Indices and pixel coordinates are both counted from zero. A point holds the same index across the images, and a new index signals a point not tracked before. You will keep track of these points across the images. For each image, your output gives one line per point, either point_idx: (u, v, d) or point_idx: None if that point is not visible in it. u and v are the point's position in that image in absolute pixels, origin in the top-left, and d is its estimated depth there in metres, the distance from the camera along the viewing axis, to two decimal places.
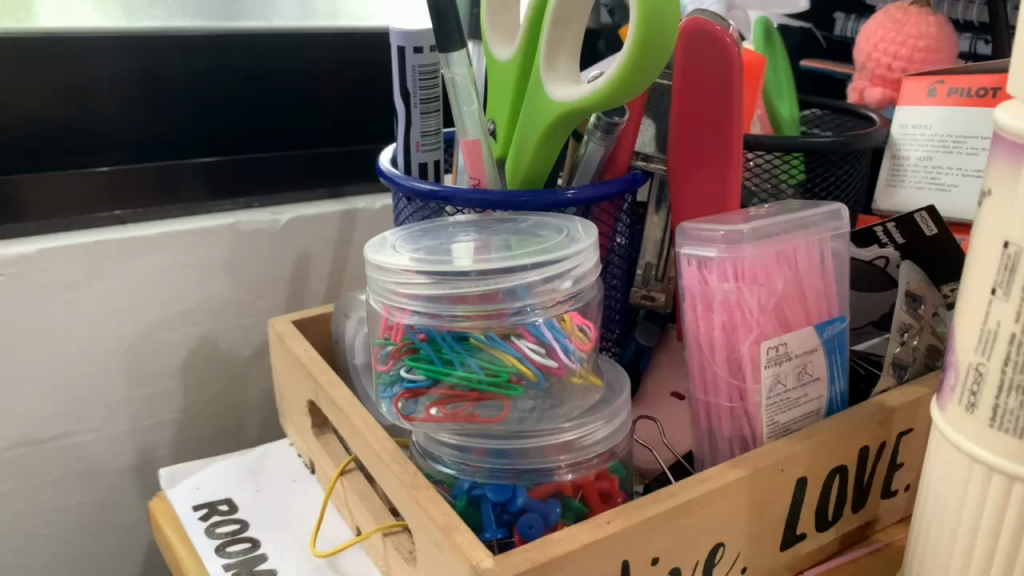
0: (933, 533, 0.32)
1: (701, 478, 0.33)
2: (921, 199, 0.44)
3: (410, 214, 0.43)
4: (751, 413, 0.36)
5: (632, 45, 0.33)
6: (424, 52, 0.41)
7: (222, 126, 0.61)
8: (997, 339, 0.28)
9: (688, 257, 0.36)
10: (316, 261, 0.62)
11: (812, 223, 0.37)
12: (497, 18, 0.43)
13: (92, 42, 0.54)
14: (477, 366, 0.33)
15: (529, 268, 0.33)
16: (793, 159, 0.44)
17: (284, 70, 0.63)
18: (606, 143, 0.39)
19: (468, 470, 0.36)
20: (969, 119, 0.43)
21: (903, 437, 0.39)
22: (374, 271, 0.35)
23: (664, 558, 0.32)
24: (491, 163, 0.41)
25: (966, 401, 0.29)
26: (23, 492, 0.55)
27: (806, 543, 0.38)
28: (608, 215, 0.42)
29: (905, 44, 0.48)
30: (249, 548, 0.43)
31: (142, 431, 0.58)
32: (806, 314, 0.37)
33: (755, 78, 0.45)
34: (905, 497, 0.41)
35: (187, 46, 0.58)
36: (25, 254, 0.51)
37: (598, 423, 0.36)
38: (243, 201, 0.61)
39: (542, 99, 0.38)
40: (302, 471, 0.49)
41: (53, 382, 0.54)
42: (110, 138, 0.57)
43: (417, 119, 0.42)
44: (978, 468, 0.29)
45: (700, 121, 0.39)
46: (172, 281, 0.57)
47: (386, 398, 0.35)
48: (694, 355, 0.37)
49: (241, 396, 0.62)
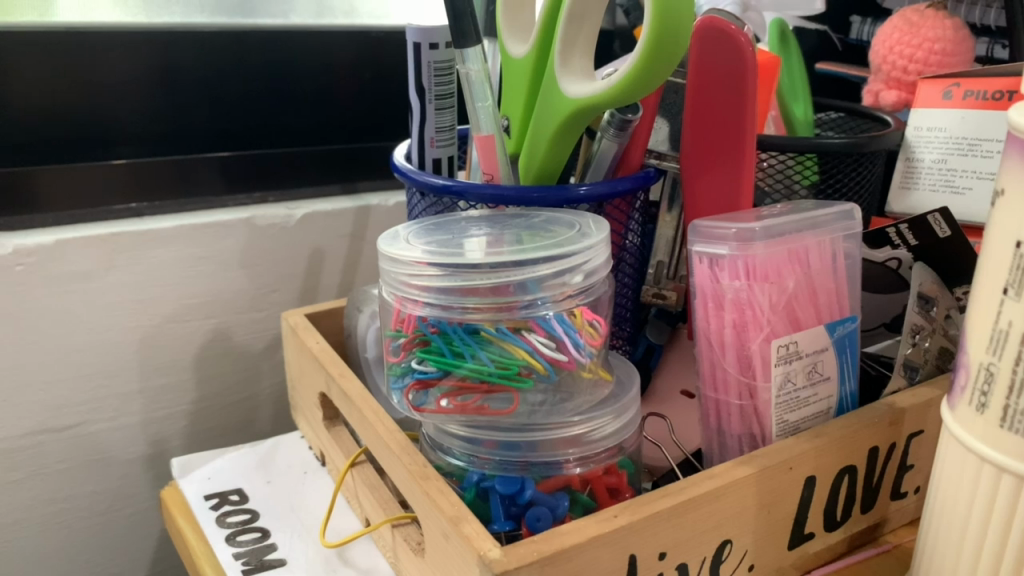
0: (944, 532, 0.32)
1: (708, 475, 0.33)
2: (935, 202, 0.44)
3: (423, 208, 0.43)
4: (760, 412, 0.36)
5: (645, 46, 0.34)
6: (440, 48, 0.42)
7: (238, 123, 0.62)
8: (1008, 339, 0.28)
9: (700, 254, 0.36)
10: (330, 257, 0.63)
11: (824, 222, 0.37)
12: (512, 16, 0.43)
13: (111, 38, 0.55)
14: (488, 359, 0.33)
15: (539, 261, 0.33)
16: (807, 160, 0.44)
17: (301, 68, 0.63)
18: (619, 140, 0.39)
19: (477, 462, 0.36)
20: (984, 123, 0.42)
21: (915, 438, 0.39)
22: (387, 263, 0.35)
23: (670, 554, 0.32)
24: (504, 158, 0.41)
25: (977, 401, 0.29)
26: (36, 480, 0.55)
27: (813, 543, 0.38)
28: (620, 212, 0.42)
29: (921, 47, 0.48)
30: (259, 538, 0.43)
31: (154, 422, 0.59)
32: (817, 313, 0.37)
33: (769, 79, 0.45)
34: (915, 499, 0.41)
35: (204, 42, 0.58)
36: (43, 244, 0.51)
37: (607, 417, 0.36)
38: (257, 195, 0.61)
39: (556, 96, 0.38)
40: (312, 463, 0.50)
41: (66, 371, 0.54)
42: (127, 132, 0.58)
43: (431, 115, 0.43)
44: (987, 469, 0.29)
45: (713, 120, 0.39)
46: (186, 273, 0.57)
47: (397, 389, 0.35)
48: (704, 353, 0.37)
49: (253, 389, 0.62)
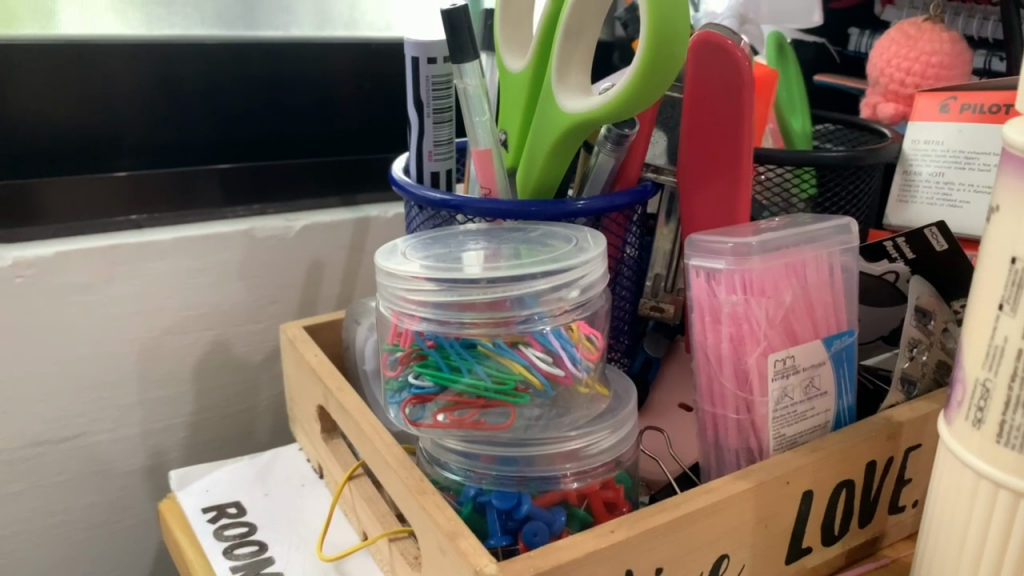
0: (941, 546, 0.32)
1: (705, 490, 0.33)
2: (932, 215, 0.45)
3: (421, 222, 0.44)
4: (758, 426, 0.36)
5: (641, 57, 0.34)
6: (437, 63, 0.42)
7: (238, 134, 0.62)
8: (1005, 355, 0.28)
9: (697, 268, 0.36)
10: (329, 269, 0.63)
11: (821, 236, 0.37)
12: (510, 31, 0.43)
13: (112, 50, 0.55)
14: (485, 373, 0.33)
15: (536, 276, 0.33)
16: (805, 173, 0.44)
17: (301, 80, 0.63)
18: (616, 154, 0.39)
19: (474, 477, 0.36)
20: (981, 136, 0.43)
21: (913, 452, 0.39)
22: (384, 278, 0.35)
23: (668, 568, 0.32)
24: (502, 172, 0.41)
25: (973, 417, 0.29)
26: (35, 492, 0.55)
27: (811, 557, 0.37)
28: (618, 226, 0.42)
29: (918, 61, 0.48)
30: (256, 551, 0.43)
31: (153, 433, 0.59)
32: (814, 327, 0.37)
33: (767, 92, 0.45)
34: (913, 512, 0.41)
35: (204, 54, 0.59)
36: (43, 256, 0.51)
37: (604, 432, 0.36)
38: (257, 207, 0.61)
39: (553, 110, 0.38)
40: (311, 475, 0.50)
41: (65, 383, 0.54)
42: (127, 143, 0.58)
43: (429, 129, 0.43)
44: (984, 485, 0.29)
45: (710, 134, 0.39)
46: (185, 286, 0.57)
47: (394, 404, 0.35)
48: (702, 366, 0.37)
49: (252, 400, 0.62)
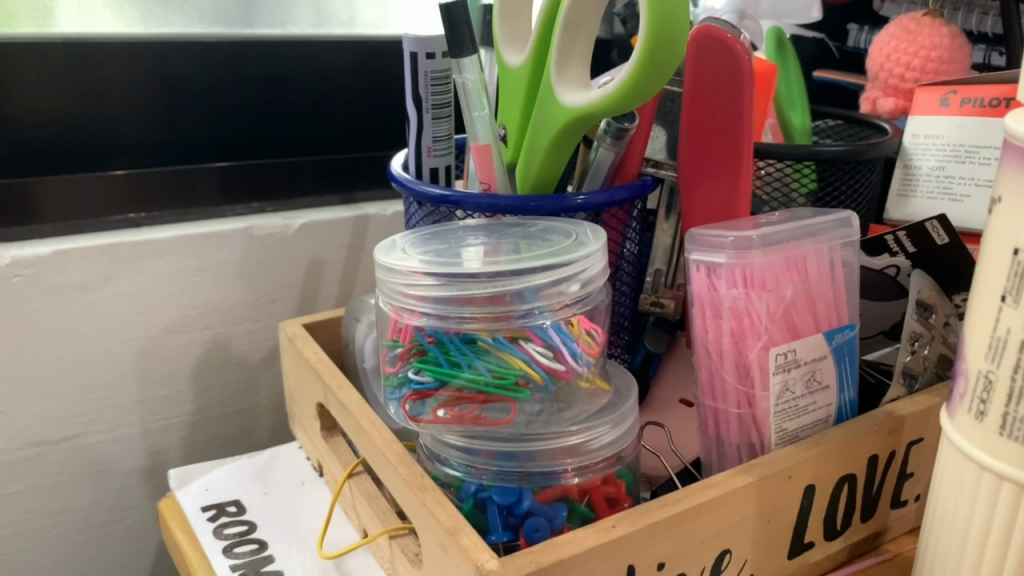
0: (944, 538, 0.32)
1: (707, 485, 0.33)
2: (933, 209, 0.44)
3: (421, 218, 0.43)
4: (759, 421, 0.36)
5: (641, 51, 0.33)
6: (436, 58, 0.42)
7: (237, 133, 0.62)
8: (1007, 347, 0.28)
9: (697, 262, 0.36)
10: (329, 267, 0.63)
11: (822, 230, 0.37)
12: (509, 26, 0.43)
13: (108, 48, 0.55)
14: (485, 368, 0.33)
15: (536, 270, 0.33)
16: (804, 167, 0.44)
17: (299, 78, 0.63)
18: (615, 148, 0.39)
19: (475, 473, 0.36)
20: (980, 129, 0.43)
21: (915, 446, 0.39)
22: (383, 273, 0.35)
23: (670, 563, 0.32)
24: (501, 168, 0.41)
25: (976, 409, 0.29)
26: (34, 492, 0.55)
27: (813, 552, 0.37)
28: (618, 221, 0.42)
29: (918, 55, 0.48)
30: (256, 550, 0.43)
31: (152, 433, 0.59)
32: (815, 321, 0.37)
33: (767, 88, 0.45)
34: (915, 506, 0.41)
35: (202, 52, 0.59)
36: (40, 255, 0.51)
37: (604, 427, 0.36)
38: (255, 205, 0.61)
39: (552, 104, 0.38)
40: (310, 473, 0.50)
41: (64, 383, 0.54)
42: (126, 142, 0.58)
43: (428, 124, 0.43)
44: (987, 477, 0.29)
45: (710, 128, 0.39)
46: (184, 284, 0.57)
47: (394, 400, 0.35)
48: (703, 362, 0.37)
49: (252, 399, 0.62)
